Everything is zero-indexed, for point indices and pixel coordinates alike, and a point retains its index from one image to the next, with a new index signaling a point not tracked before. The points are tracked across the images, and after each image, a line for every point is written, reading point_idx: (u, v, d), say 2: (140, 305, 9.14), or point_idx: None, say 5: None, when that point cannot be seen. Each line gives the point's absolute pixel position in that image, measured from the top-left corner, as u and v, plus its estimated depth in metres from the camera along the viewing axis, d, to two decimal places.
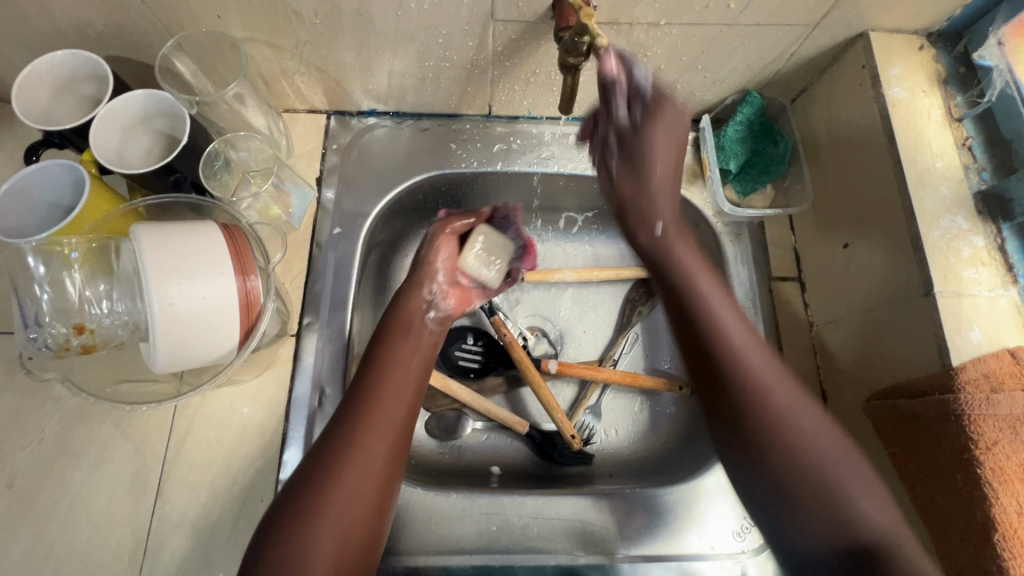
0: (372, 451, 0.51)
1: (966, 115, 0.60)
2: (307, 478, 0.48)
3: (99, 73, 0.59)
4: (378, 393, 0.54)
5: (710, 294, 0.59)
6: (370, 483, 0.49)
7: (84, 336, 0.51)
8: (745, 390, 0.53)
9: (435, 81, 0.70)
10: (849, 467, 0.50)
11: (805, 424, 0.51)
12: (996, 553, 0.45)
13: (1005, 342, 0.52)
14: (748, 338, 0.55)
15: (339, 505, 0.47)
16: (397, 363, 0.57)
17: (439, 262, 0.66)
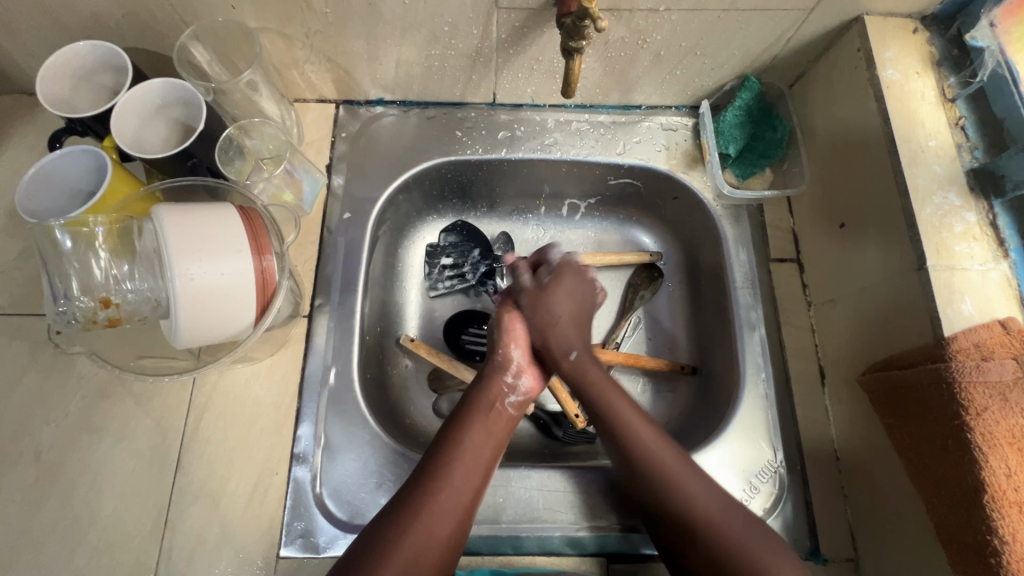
0: (463, 486, 0.55)
1: (959, 95, 0.62)
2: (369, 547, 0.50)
3: (117, 64, 0.61)
4: (472, 432, 0.58)
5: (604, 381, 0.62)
6: (456, 514, 0.53)
7: (110, 310, 0.53)
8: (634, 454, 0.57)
9: (440, 69, 0.72)
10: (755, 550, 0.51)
11: (693, 491, 0.54)
12: (986, 513, 0.47)
13: (996, 313, 0.53)
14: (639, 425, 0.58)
15: (414, 542, 0.51)
16: (472, 445, 0.57)
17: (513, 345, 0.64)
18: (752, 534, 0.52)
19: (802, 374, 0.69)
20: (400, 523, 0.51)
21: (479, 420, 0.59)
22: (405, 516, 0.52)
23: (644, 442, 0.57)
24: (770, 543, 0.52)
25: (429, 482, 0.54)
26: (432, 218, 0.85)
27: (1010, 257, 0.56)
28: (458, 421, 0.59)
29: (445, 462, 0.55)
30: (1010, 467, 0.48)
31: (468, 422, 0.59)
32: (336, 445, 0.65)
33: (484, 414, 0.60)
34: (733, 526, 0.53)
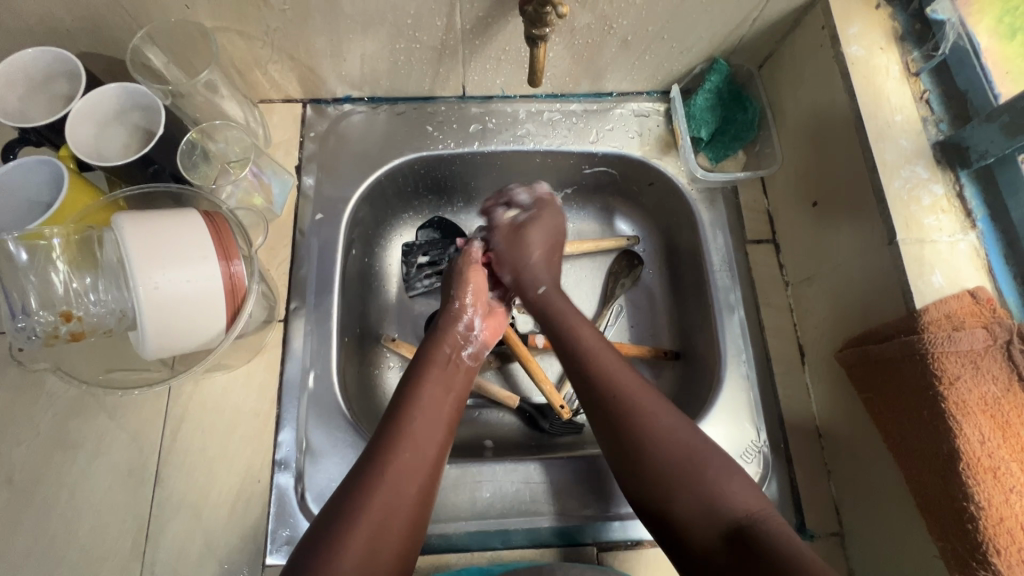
0: (428, 438, 0.55)
1: (922, 69, 0.62)
2: (336, 511, 0.49)
3: (70, 70, 0.59)
4: (430, 382, 0.59)
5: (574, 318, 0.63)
6: (423, 467, 0.53)
7: (73, 324, 0.52)
8: (608, 387, 0.56)
9: (407, 63, 0.71)
10: (722, 480, 0.50)
11: (663, 437, 0.52)
12: (962, 481, 0.47)
13: (966, 284, 0.54)
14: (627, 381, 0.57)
15: (383, 493, 0.50)
16: (432, 401, 0.57)
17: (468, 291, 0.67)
18: (699, 444, 0.52)
19: (781, 354, 0.70)
20: (370, 478, 0.51)
21: (437, 374, 0.60)
22: (377, 465, 0.51)
23: (618, 380, 0.56)
24: (721, 463, 0.51)
25: (394, 436, 0.54)
26: (408, 216, 0.84)
27: (978, 227, 0.56)
28: (414, 376, 0.60)
29: (407, 415, 0.56)
30: (983, 434, 0.48)
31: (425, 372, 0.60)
32: (318, 449, 0.64)
33: (442, 362, 0.61)
34: (699, 449, 0.52)
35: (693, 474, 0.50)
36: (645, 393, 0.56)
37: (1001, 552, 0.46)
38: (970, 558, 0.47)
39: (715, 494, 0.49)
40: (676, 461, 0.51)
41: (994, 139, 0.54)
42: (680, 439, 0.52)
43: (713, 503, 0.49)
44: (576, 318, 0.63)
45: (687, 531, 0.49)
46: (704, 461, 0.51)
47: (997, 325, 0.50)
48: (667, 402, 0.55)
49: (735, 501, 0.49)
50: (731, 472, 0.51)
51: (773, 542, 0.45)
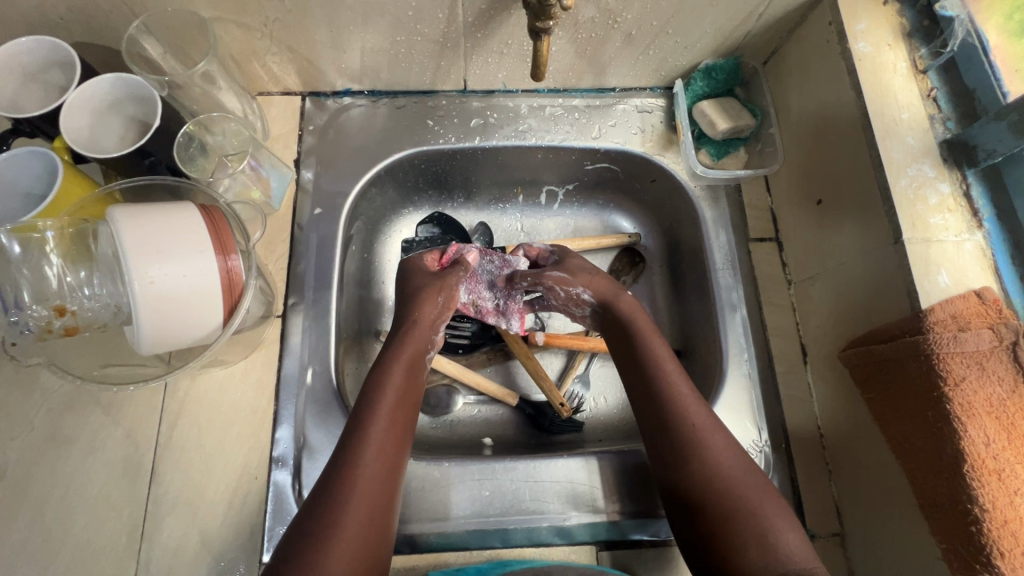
0: (380, 451, 0.52)
1: (930, 66, 0.61)
2: (305, 530, 0.47)
3: (64, 60, 0.58)
4: (380, 415, 0.54)
5: (667, 356, 0.59)
6: (379, 481, 0.51)
7: (66, 318, 0.51)
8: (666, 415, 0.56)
9: (407, 56, 0.70)
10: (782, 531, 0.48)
11: (713, 457, 0.53)
12: (966, 483, 0.47)
13: (971, 284, 0.53)
14: (700, 414, 0.55)
15: (346, 512, 0.48)
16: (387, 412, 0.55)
17: (432, 310, 0.63)
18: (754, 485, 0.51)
19: (783, 353, 0.69)
20: (334, 497, 0.48)
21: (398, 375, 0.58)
22: (338, 483, 0.49)
23: (688, 417, 0.55)
24: (776, 507, 0.50)
25: (354, 452, 0.51)
26: (408, 211, 0.83)
27: (984, 227, 0.56)
28: (369, 384, 0.57)
29: (363, 427, 0.53)
30: (988, 436, 0.48)
31: (374, 404, 0.55)
32: (316, 446, 0.63)
33: (395, 387, 0.56)
34: (762, 498, 0.50)
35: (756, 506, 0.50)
36: (712, 430, 0.54)
37: (1005, 555, 0.45)
38: (974, 561, 0.47)
39: (766, 540, 0.47)
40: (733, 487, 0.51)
41: (1002, 137, 0.54)
42: (724, 446, 0.53)
43: (770, 548, 0.47)
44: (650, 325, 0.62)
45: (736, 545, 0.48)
46: (762, 508, 0.49)
47: (1004, 326, 0.50)
48: (732, 442, 0.54)
49: (792, 552, 0.47)
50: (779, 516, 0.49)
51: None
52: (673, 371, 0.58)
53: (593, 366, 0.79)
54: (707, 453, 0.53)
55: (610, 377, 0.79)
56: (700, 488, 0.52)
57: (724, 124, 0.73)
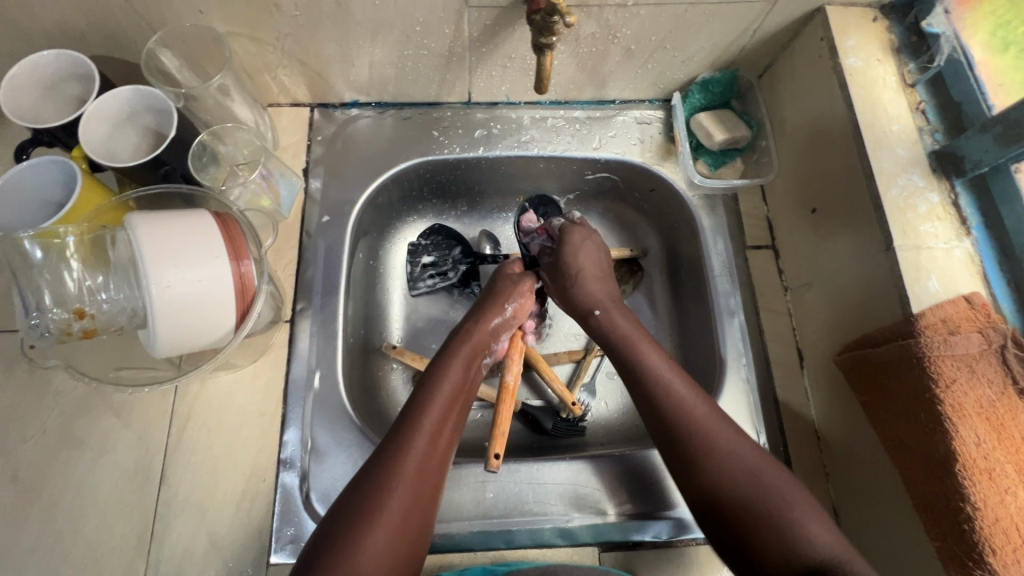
0: (431, 443, 0.55)
1: (918, 80, 0.64)
2: (349, 510, 0.50)
3: (85, 73, 0.60)
4: (430, 412, 0.57)
5: (656, 358, 0.61)
6: (429, 472, 0.54)
7: (85, 321, 0.53)
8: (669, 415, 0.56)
9: (414, 69, 0.72)
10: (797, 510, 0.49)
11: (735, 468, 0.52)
12: (958, 482, 0.48)
13: (960, 289, 0.55)
14: (693, 403, 0.56)
15: (391, 497, 0.51)
16: (437, 408, 0.58)
17: (515, 301, 0.71)
18: (769, 477, 0.51)
19: (781, 358, 0.71)
20: (381, 479, 0.51)
21: (455, 372, 0.62)
22: (387, 465, 0.52)
23: (687, 406, 0.56)
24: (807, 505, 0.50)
25: (405, 437, 0.54)
26: (412, 219, 0.85)
27: (972, 234, 0.58)
28: (427, 380, 0.60)
29: (414, 417, 0.56)
30: (979, 436, 0.49)
31: (430, 397, 0.58)
32: (323, 448, 0.64)
33: (450, 383, 0.60)
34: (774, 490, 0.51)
35: (785, 509, 0.49)
36: (713, 421, 0.55)
37: (997, 552, 0.46)
38: (967, 558, 0.48)
39: (792, 532, 0.48)
40: (768, 497, 0.50)
41: (988, 148, 0.56)
42: (751, 458, 0.53)
43: (794, 540, 0.48)
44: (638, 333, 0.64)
45: (762, 553, 0.48)
46: (778, 502, 0.50)
47: (992, 330, 0.52)
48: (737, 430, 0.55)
49: (817, 540, 0.48)
50: (798, 504, 0.50)
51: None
52: (658, 361, 0.60)
53: (599, 376, 0.81)
54: (713, 445, 0.53)
55: (613, 382, 0.81)
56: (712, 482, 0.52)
57: (722, 134, 0.75)
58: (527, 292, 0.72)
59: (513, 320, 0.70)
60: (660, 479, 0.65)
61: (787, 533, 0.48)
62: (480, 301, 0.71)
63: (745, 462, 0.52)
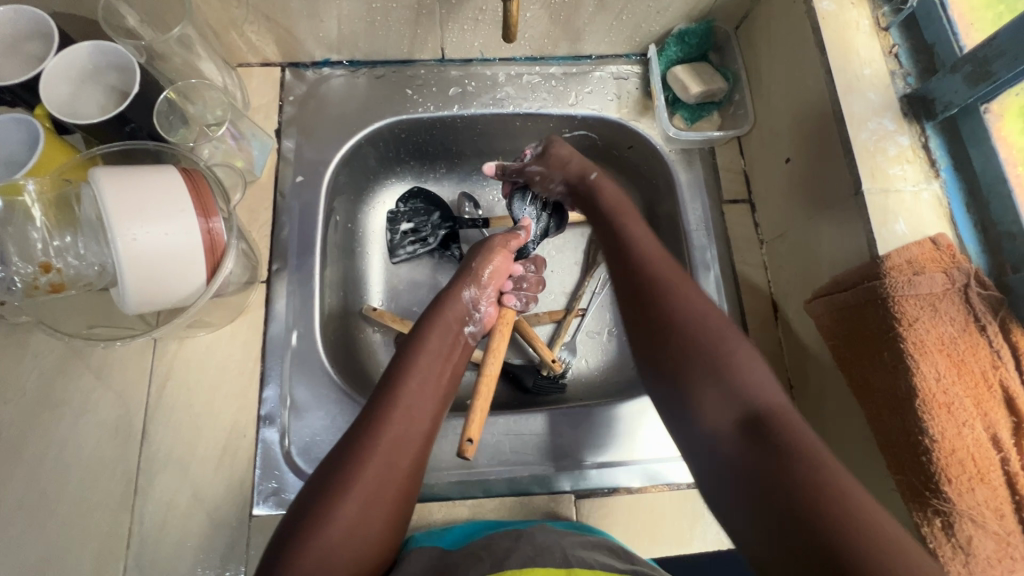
0: (413, 415, 0.55)
1: (892, 23, 0.63)
2: (324, 481, 0.50)
3: (44, 30, 0.58)
4: (410, 385, 0.57)
5: (639, 230, 0.65)
6: (412, 443, 0.54)
7: (52, 275, 0.53)
8: (642, 266, 0.60)
9: (384, 23, 0.71)
10: (744, 362, 0.52)
11: (690, 300, 0.57)
12: (918, 416, 0.49)
13: (927, 231, 0.55)
14: (673, 274, 0.59)
15: (371, 464, 0.50)
16: (418, 379, 0.58)
17: (488, 273, 0.69)
18: (734, 338, 0.54)
19: (756, 310, 0.72)
20: (360, 450, 0.51)
21: (435, 343, 0.62)
22: (367, 435, 0.52)
23: (653, 260, 0.61)
24: (749, 355, 0.53)
25: (385, 408, 0.55)
26: (390, 182, 0.84)
27: (941, 177, 0.58)
28: (408, 352, 0.60)
29: (396, 386, 0.56)
30: (940, 372, 0.50)
31: (410, 368, 0.58)
32: (302, 404, 0.66)
33: (430, 353, 0.60)
34: (728, 343, 0.53)
35: (719, 340, 0.53)
36: (692, 293, 0.57)
37: (952, 481, 0.48)
38: (924, 489, 0.49)
39: (728, 366, 0.52)
40: (708, 334, 0.54)
41: (958, 88, 0.55)
42: (703, 305, 0.56)
43: (738, 390, 0.51)
44: (620, 199, 0.70)
45: (680, 361, 0.54)
46: (727, 346, 0.53)
47: (956, 270, 0.52)
48: (700, 293, 0.58)
49: (757, 387, 0.50)
50: (747, 353, 0.53)
51: (790, 434, 0.46)
52: (635, 228, 0.65)
53: (579, 335, 0.82)
54: (682, 313, 0.56)
55: (593, 340, 0.82)
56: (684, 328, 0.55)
57: (699, 87, 0.75)
58: (502, 254, 0.71)
59: (489, 283, 0.69)
60: (624, 426, 0.66)
61: (717, 367, 0.52)
62: (452, 280, 0.69)
63: (708, 313, 0.55)
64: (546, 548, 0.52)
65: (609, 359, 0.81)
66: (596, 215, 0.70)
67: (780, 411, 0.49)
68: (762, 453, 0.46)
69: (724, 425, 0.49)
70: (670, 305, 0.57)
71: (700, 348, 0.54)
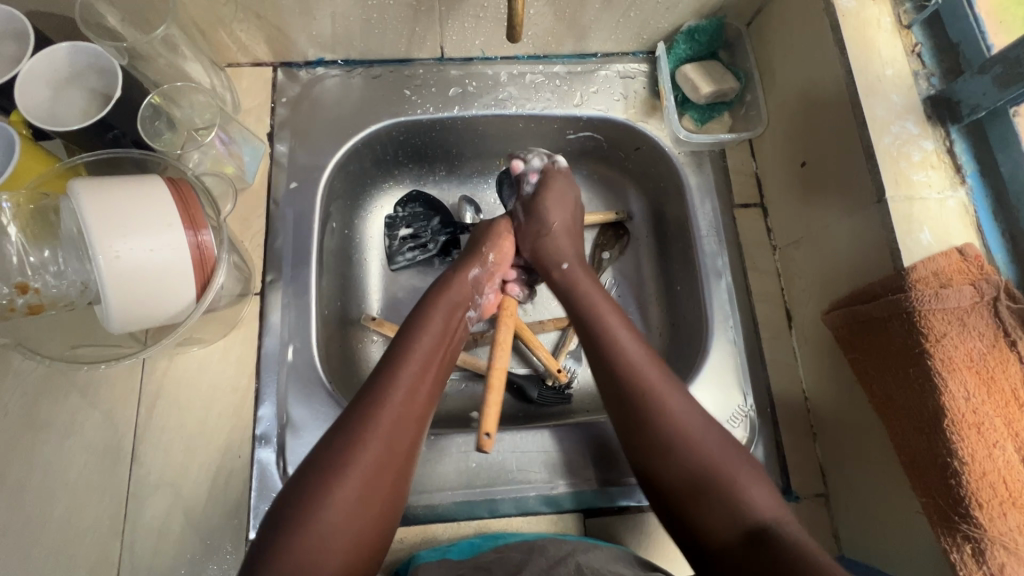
0: (414, 391, 0.52)
1: (914, 21, 0.60)
2: (319, 462, 0.47)
3: (19, 31, 0.55)
4: (411, 360, 0.54)
5: (607, 304, 0.61)
6: (411, 420, 0.51)
7: (29, 296, 0.50)
8: (625, 379, 0.54)
9: (380, 21, 0.67)
10: (746, 478, 0.49)
11: (694, 435, 0.51)
12: (946, 438, 0.47)
13: (953, 240, 0.53)
14: (637, 353, 0.56)
15: (368, 446, 0.48)
16: (418, 356, 0.55)
17: (497, 256, 0.69)
18: (715, 440, 0.51)
19: (769, 319, 0.69)
20: (358, 428, 0.49)
21: (437, 318, 0.59)
22: (366, 412, 0.50)
23: (641, 372, 0.54)
24: (751, 477, 0.49)
25: (384, 384, 0.52)
26: (388, 186, 0.81)
27: (967, 184, 0.55)
28: (409, 328, 0.58)
29: (395, 364, 0.54)
30: (969, 391, 0.48)
31: (411, 346, 0.55)
32: (299, 423, 0.63)
33: (432, 331, 0.58)
34: (719, 458, 0.50)
35: (727, 475, 0.49)
36: (672, 391, 0.53)
37: (983, 506, 0.46)
38: (953, 512, 0.47)
39: (738, 495, 0.48)
40: (712, 464, 0.49)
41: (987, 91, 0.53)
42: (701, 424, 0.52)
43: (738, 500, 0.48)
44: (600, 297, 0.62)
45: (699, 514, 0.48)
46: (728, 469, 0.49)
47: (984, 282, 0.49)
48: (677, 386, 0.54)
49: (760, 507, 0.47)
50: (746, 474, 0.49)
51: (793, 547, 0.44)
52: (618, 327, 0.58)
53: None
54: (666, 404, 0.52)
55: None
56: (673, 458, 0.50)
57: (710, 87, 0.72)
58: (507, 241, 0.70)
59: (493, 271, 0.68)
60: None
61: (720, 490, 0.48)
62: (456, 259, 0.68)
63: (692, 427, 0.51)
64: (559, 558, 0.49)
65: None
66: (574, 312, 0.62)
67: (776, 524, 0.46)
68: (761, 562, 0.44)
69: (730, 538, 0.47)
70: (668, 419, 0.52)
71: (700, 468, 0.49)
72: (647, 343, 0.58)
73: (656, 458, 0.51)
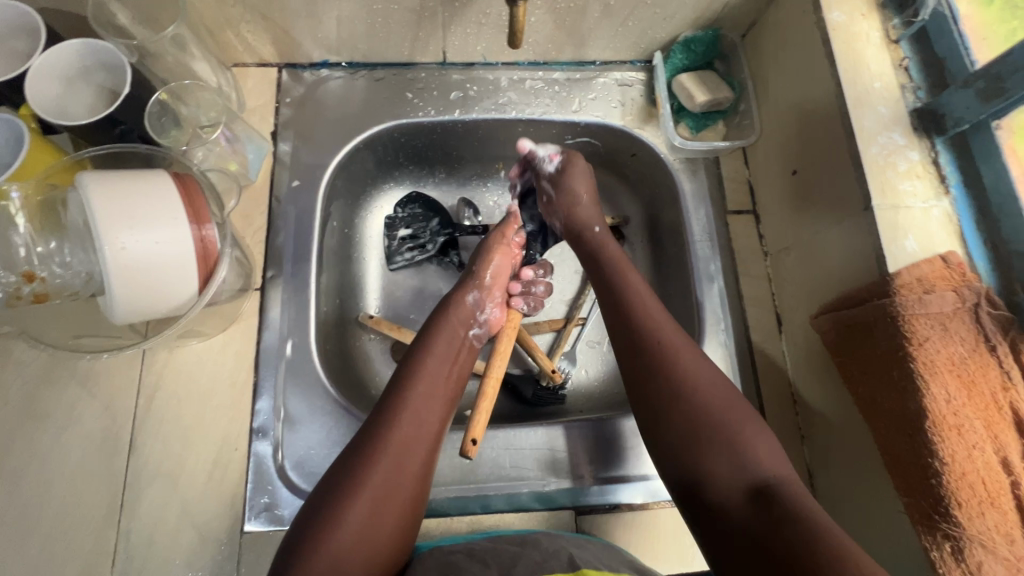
0: (425, 417, 0.54)
1: (902, 36, 0.62)
2: (331, 488, 0.48)
3: (30, 26, 0.56)
4: (419, 387, 0.56)
5: (626, 265, 0.65)
6: (423, 445, 0.52)
7: (36, 284, 0.51)
8: (638, 335, 0.58)
9: (385, 26, 0.69)
10: (751, 433, 0.50)
11: (701, 384, 0.53)
12: (927, 438, 0.49)
13: (937, 248, 0.54)
14: (659, 321, 0.58)
15: (381, 471, 0.49)
16: (427, 384, 0.56)
17: (495, 268, 0.69)
18: (723, 396, 0.53)
19: (760, 324, 0.71)
20: (370, 454, 0.50)
21: (444, 344, 0.60)
22: (377, 439, 0.51)
23: (655, 329, 0.57)
24: (756, 429, 0.51)
25: (394, 409, 0.53)
26: (389, 186, 0.82)
27: (951, 194, 0.57)
28: (415, 354, 0.59)
29: (405, 391, 0.55)
30: (950, 393, 0.49)
31: (418, 372, 0.57)
32: (296, 417, 0.64)
33: (438, 355, 0.59)
34: (733, 415, 0.51)
35: (732, 426, 0.50)
36: (680, 341, 0.57)
37: (962, 505, 0.47)
38: (933, 512, 0.48)
39: (743, 452, 0.49)
40: (717, 415, 0.51)
41: (970, 104, 0.54)
42: (711, 379, 0.54)
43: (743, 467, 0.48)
44: (629, 263, 0.65)
45: (709, 468, 0.49)
46: (733, 420, 0.51)
47: (967, 289, 0.51)
48: (692, 346, 0.56)
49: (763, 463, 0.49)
50: (751, 432, 0.50)
51: (797, 504, 0.45)
52: (638, 283, 0.62)
53: (579, 345, 0.80)
54: (677, 363, 0.55)
55: (594, 350, 0.80)
56: (684, 408, 0.52)
57: (705, 95, 0.74)
58: (502, 254, 0.70)
59: (491, 287, 0.68)
60: (628, 442, 0.65)
61: (729, 450, 0.49)
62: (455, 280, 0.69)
63: (701, 374, 0.54)
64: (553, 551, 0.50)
65: (609, 370, 0.79)
66: (596, 265, 0.67)
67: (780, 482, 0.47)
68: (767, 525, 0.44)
69: (736, 496, 0.47)
70: (678, 381, 0.54)
71: (709, 423, 0.51)
72: (657, 298, 0.61)
73: (663, 413, 0.53)
